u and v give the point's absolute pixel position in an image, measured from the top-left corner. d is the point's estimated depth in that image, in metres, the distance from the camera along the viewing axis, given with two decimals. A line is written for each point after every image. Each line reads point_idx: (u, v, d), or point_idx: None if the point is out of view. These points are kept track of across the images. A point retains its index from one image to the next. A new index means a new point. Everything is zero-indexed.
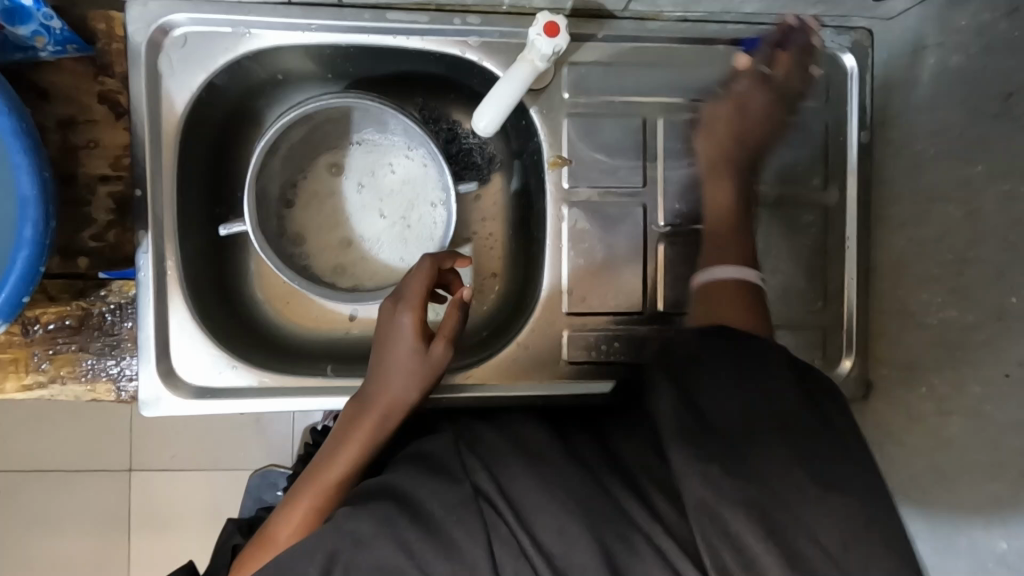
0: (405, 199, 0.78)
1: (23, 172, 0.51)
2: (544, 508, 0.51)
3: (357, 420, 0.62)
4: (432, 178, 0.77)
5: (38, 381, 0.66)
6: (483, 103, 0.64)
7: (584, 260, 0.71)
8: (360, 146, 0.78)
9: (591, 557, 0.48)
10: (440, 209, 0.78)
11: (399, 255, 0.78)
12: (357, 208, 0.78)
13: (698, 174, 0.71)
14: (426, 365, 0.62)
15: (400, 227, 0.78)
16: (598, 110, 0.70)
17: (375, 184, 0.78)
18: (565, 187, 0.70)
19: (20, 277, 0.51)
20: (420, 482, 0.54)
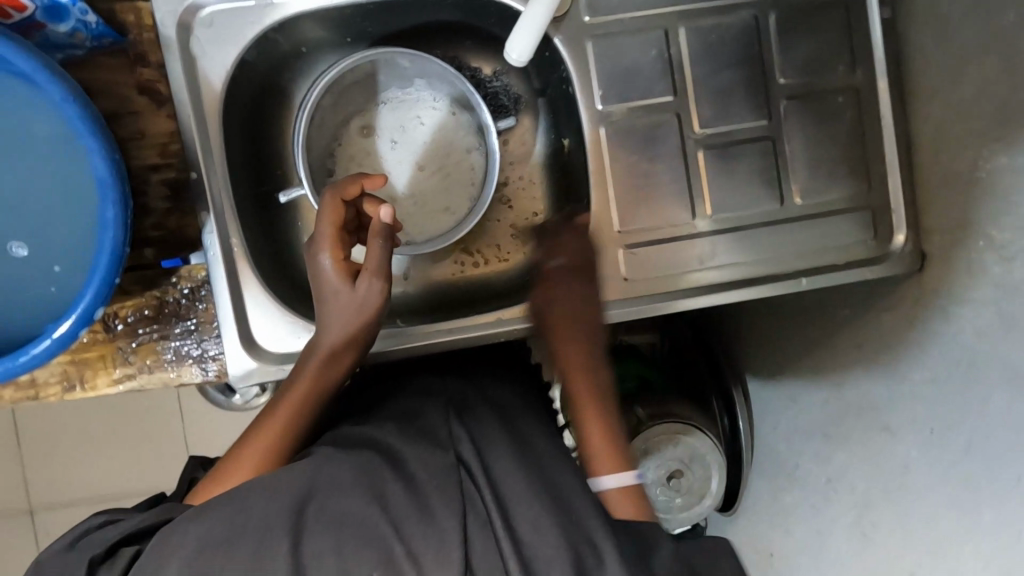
0: (440, 147, 0.80)
1: (97, 155, 0.53)
2: (524, 500, 0.55)
3: (312, 354, 0.64)
4: (464, 126, 0.80)
5: (127, 374, 0.68)
6: (513, 32, 0.64)
7: (627, 178, 0.72)
8: (388, 104, 0.80)
9: (560, 546, 0.52)
10: (477, 151, 0.81)
11: (445, 203, 0.80)
12: (394, 165, 0.80)
13: (725, 76, 0.72)
14: (357, 302, 0.63)
15: (440, 176, 0.80)
16: (620, 28, 0.71)
17: (408, 140, 0.80)
18: (599, 109, 0.71)
19: (110, 256, 0.54)
20: (407, 444, 0.58)
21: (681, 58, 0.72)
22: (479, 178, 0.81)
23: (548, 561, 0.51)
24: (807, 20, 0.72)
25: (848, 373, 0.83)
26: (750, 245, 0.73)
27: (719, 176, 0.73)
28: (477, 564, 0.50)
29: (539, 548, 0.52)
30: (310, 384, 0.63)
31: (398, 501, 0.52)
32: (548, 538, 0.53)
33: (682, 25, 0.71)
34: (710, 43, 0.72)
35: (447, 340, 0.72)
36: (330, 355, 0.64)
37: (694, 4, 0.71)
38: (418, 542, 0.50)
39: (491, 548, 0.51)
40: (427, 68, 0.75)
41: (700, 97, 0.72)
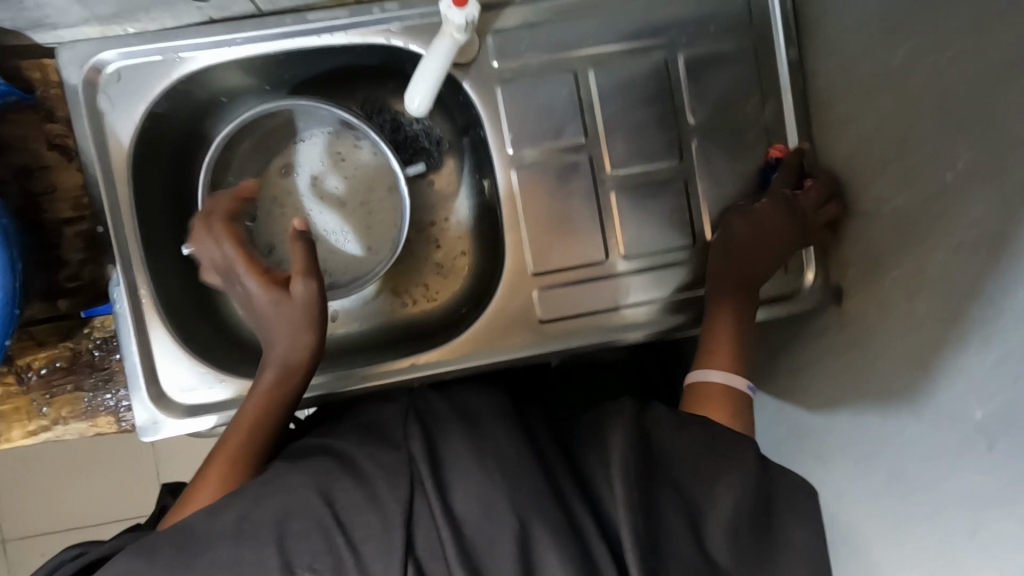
0: (361, 186, 0.81)
1: None
2: (477, 483, 0.50)
3: (270, 367, 0.64)
4: (384, 164, 0.81)
5: (42, 426, 0.69)
6: (411, 84, 0.65)
7: (540, 218, 0.72)
8: (311, 144, 0.80)
9: (508, 524, 0.48)
10: (398, 189, 0.81)
11: (365, 242, 0.81)
12: (313, 202, 0.80)
13: (637, 117, 0.72)
14: (292, 304, 0.63)
15: (360, 215, 0.81)
16: (529, 72, 0.71)
17: (328, 174, 0.80)
18: (509, 153, 0.72)
19: (0, 320, 0.55)
20: (361, 446, 0.55)
21: (592, 100, 0.72)
22: (400, 215, 0.81)
23: (494, 541, 0.47)
24: (715, 61, 0.73)
25: (787, 402, 0.82)
26: (663, 285, 0.74)
27: (632, 216, 0.73)
28: (418, 556, 0.47)
29: (486, 525, 0.48)
30: (269, 396, 0.63)
31: (341, 492, 0.51)
32: (496, 514, 0.49)
33: (593, 68, 0.72)
34: (620, 84, 0.72)
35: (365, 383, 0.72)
36: (284, 371, 0.64)
37: (603, 48, 0.72)
38: (358, 536, 0.48)
39: (435, 542, 0.48)
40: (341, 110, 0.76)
41: (613, 138, 0.72)
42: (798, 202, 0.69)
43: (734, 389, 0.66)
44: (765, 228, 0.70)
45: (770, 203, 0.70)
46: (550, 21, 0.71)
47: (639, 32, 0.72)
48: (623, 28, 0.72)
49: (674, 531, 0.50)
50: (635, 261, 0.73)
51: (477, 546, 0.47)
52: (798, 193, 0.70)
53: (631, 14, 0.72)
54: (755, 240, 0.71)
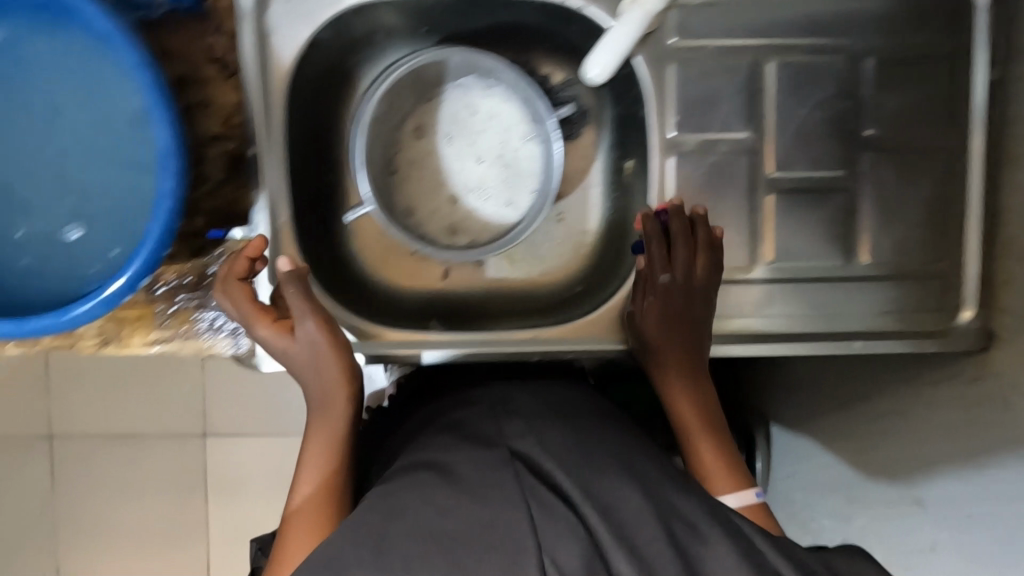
0: (493, 141, 0.79)
1: (161, 127, 0.52)
2: (595, 474, 0.54)
3: (328, 407, 0.65)
4: (514, 117, 0.78)
5: (162, 336, 0.69)
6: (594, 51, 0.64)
7: (687, 211, 0.69)
8: (445, 96, 0.78)
9: (646, 516, 0.50)
10: (531, 142, 0.78)
11: (506, 197, 0.79)
12: (454, 160, 0.79)
13: (812, 119, 0.68)
14: (314, 347, 0.63)
15: (494, 170, 0.79)
16: (705, 54, 0.67)
17: (464, 133, 0.79)
18: (669, 137, 0.68)
19: (162, 228, 0.53)
20: (453, 449, 0.58)
21: (766, 94, 0.68)
22: (535, 171, 0.79)
23: (635, 513, 0.50)
24: (905, 71, 0.68)
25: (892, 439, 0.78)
26: (803, 299, 0.70)
27: (785, 222, 0.69)
28: (552, 550, 0.47)
29: (617, 513, 0.51)
30: (335, 428, 0.65)
31: (449, 502, 0.50)
32: (622, 499, 0.52)
33: (774, 60, 0.67)
34: (800, 81, 0.68)
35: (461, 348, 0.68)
36: (343, 380, 0.64)
37: (790, 39, 0.67)
38: (504, 540, 0.47)
39: (562, 519, 0.48)
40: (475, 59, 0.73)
41: (781, 138, 0.68)
42: (693, 281, 0.67)
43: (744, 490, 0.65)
44: (674, 314, 0.67)
45: (663, 289, 0.68)
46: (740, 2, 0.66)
47: (831, 28, 0.67)
48: (815, 20, 0.67)
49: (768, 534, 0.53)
50: (780, 271, 0.70)
51: (624, 532, 0.49)
52: (675, 271, 0.67)
53: (827, 7, 0.67)
54: (677, 313, 0.67)
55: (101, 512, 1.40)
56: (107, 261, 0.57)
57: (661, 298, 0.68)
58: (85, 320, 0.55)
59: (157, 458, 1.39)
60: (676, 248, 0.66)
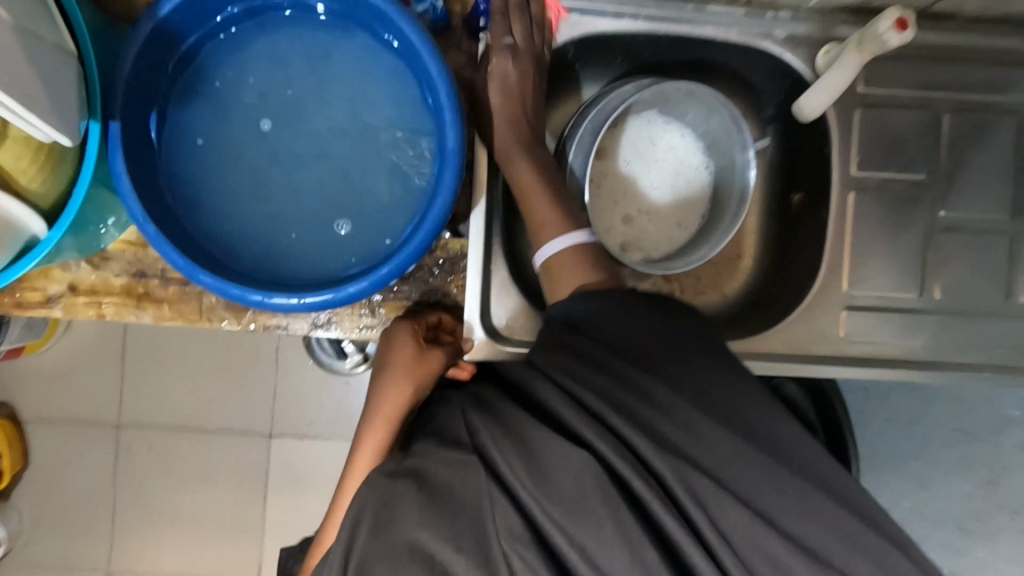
0: (668, 168, 0.83)
1: (452, 129, 0.57)
2: (530, 447, 0.55)
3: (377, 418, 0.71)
4: (690, 148, 0.83)
5: (371, 322, 0.74)
6: (808, 91, 0.73)
7: (859, 241, 0.75)
8: (627, 122, 0.82)
9: (582, 486, 0.51)
10: (704, 172, 0.83)
11: (677, 221, 0.83)
12: (631, 183, 0.82)
13: (979, 167, 0.75)
14: (421, 362, 0.69)
15: (670, 195, 0.83)
16: (888, 102, 0.74)
17: (641, 157, 0.83)
18: (852, 173, 0.75)
19: (438, 216, 0.58)
20: (433, 458, 0.57)
21: (940, 142, 0.75)
22: (707, 197, 0.83)
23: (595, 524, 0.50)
24: None
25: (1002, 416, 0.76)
26: (962, 332, 0.75)
27: (951, 259, 0.75)
28: (503, 530, 0.52)
29: (549, 481, 0.52)
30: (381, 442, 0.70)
31: (424, 521, 0.52)
32: (555, 474, 0.53)
33: (949, 113, 0.75)
34: (971, 132, 0.75)
35: None
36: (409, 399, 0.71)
37: (964, 96, 0.75)
38: (471, 528, 0.52)
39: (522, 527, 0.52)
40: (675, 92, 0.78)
41: (951, 182, 0.75)
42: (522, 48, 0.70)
43: (579, 244, 0.68)
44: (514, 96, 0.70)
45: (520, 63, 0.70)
46: (923, 59, 0.74)
47: (1000, 88, 0.75)
48: (988, 82, 0.75)
49: (686, 433, 0.53)
50: (943, 303, 0.75)
51: (558, 516, 0.51)
52: (513, 42, 0.70)
53: (1002, 71, 0.74)
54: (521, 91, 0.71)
55: (179, 499, 1.41)
56: (372, 245, 0.61)
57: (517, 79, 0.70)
58: (353, 298, 0.58)
59: (243, 449, 1.41)
60: (511, 23, 0.70)
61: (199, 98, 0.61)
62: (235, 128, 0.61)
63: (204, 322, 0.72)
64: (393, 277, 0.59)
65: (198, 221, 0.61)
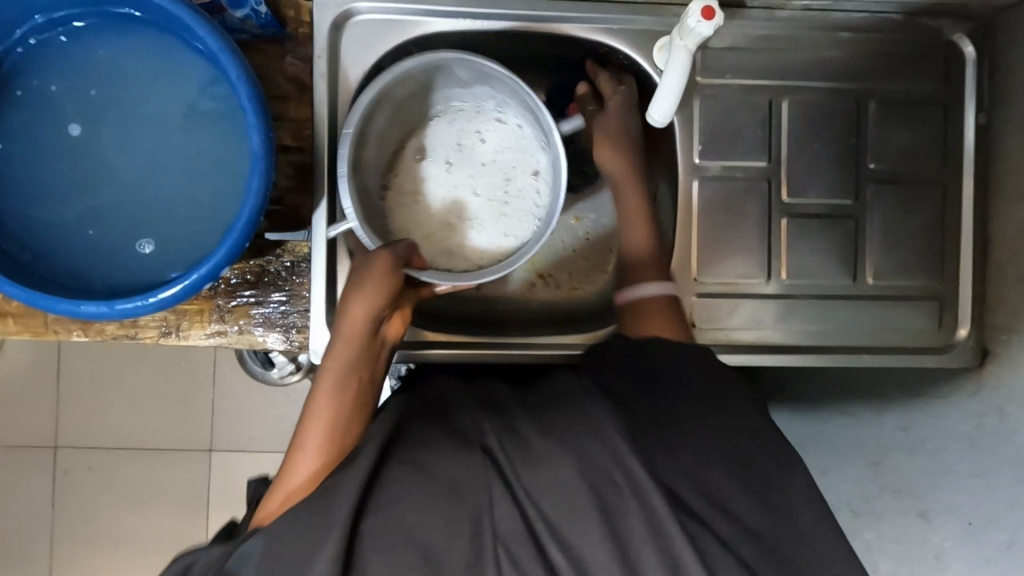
0: (502, 172, 0.77)
1: (256, 131, 0.58)
2: (545, 458, 0.51)
3: (336, 349, 0.59)
4: (523, 148, 0.77)
5: (220, 329, 0.73)
6: (654, 98, 0.72)
7: (707, 229, 0.76)
8: (445, 119, 0.77)
9: (585, 500, 0.48)
10: (542, 177, 0.77)
11: (503, 231, 0.76)
12: (449, 184, 0.77)
13: (819, 154, 0.76)
14: (380, 274, 0.60)
15: (498, 200, 0.77)
16: (726, 92, 0.75)
17: (465, 158, 0.77)
18: (694, 162, 0.76)
19: (247, 221, 0.58)
20: (435, 445, 0.53)
21: (779, 130, 0.76)
22: (543, 204, 0.77)
23: (589, 540, 0.47)
24: (904, 115, 0.77)
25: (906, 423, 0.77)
26: (814, 316, 0.76)
27: (798, 243, 0.76)
28: (503, 531, 0.48)
29: (553, 492, 0.49)
30: (342, 373, 0.58)
31: (423, 501, 0.48)
32: (563, 485, 0.49)
33: (787, 100, 0.76)
34: (809, 119, 0.76)
35: (470, 351, 0.73)
36: (355, 403, 0.59)
37: (801, 82, 0.76)
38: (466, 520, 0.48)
39: (525, 538, 0.48)
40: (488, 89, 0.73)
41: (795, 168, 0.76)
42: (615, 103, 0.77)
43: (671, 295, 0.72)
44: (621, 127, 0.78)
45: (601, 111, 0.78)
46: (757, 49, 0.75)
47: (835, 74, 0.76)
48: (824, 68, 0.76)
49: (713, 460, 0.53)
50: (793, 286, 0.76)
51: (559, 524, 0.48)
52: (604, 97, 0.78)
53: (833, 57, 0.76)
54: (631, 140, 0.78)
55: None
56: (190, 251, 0.61)
57: (606, 125, 0.77)
58: (166, 305, 0.59)
59: None
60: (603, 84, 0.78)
61: (10, 110, 0.60)
62: (47, 137, 0.61)
63: (51, 334, 0.72)
64: (208, 282, 0.59)
65: (17, 235, 0.60)
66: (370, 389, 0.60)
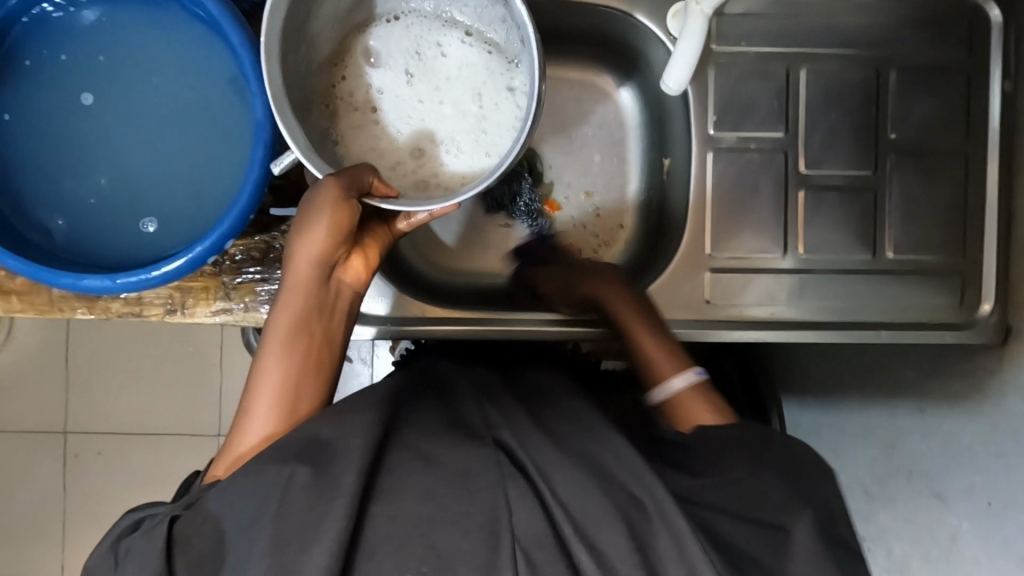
0: (470, 85, 0.65)
1: (259, 100, 0.57)
2: (554, 459, 0.51)
3: (290, 284, 0.57)
4: (493, 56, 0.65)
5: (225, 307, 0.72)
6: (669, 65, 0.70)
7: (720, 203, 0.74)
8: (405, 27, 0.65)
9: (606, 504, 0.47)
10: (519, 89, 0.65)
11: (483, 151, 0.64)
12: (408, 103, 0.64)
13: (837, 124, 0.74)
14: (321, 205, 0.53)
15: (473, 118, 0.64)
16: (742, 61, 0.73)
17: (426, 72, 0.65)
18: (709, 134, 0.74)
19: (250, 192, 0.56)
20: (439, 438, 0.52)
21: (796, 100, 0.74)
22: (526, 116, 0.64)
23: (614, 541, 0.45)
24: (927, 83, 0.74)
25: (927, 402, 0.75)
26: (831, 291, 0.74)
27: (816, 217, 0.74)
28: (522, 535, 0.45)
29: (575, 491, 0.48)
30: (296, 311, 0.56)
31: (432, 485, 0.47)
32: (582, 485, 0.49)
33: (805, 68, 0.74)
34: (827, 89, 0.74)
35: (476, 326, 0.71)
36: (306, 352, 0.56)
37: (819, 50, 0.74)
38: (483, 518, 0.45)
39: (550, 541, 0.45)
40: None
41: (811, 139, 0.74)
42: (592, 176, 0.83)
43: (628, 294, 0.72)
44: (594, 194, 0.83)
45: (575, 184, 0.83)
46: (774, 15, 0.73)
47: (856, 41, 0.74)
48: (844, 35, 0.73)
49: (728, 472, 0.53)
50: (810, 262, 0.74)
51: (585, 523, 0.46)
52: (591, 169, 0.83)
53: (852, 24, 0.73)
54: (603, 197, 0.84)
55: None
56: (195, 225, 0.60)
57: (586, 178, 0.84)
58: (169, 279, 0.57)
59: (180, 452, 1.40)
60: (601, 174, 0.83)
61: (12, 80, 0.59)
62: (50, 109, 0.60)
63: (56, 312, 0.71)
64: (211, 256, 0.57)
65: (24, 209, 0.60)
66: (324, 339, 0.57)
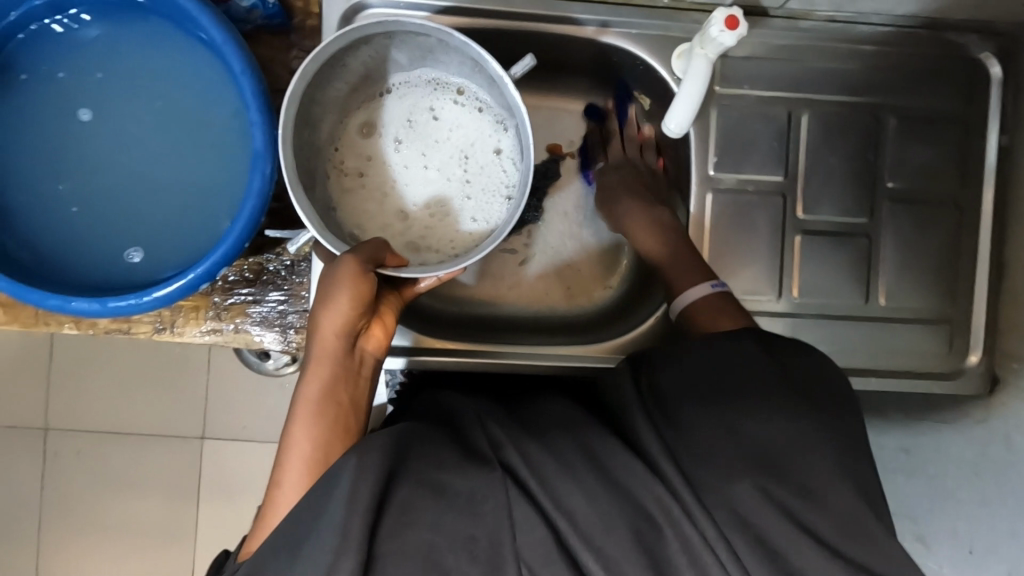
0: (459, 149, 0.67)
1: (259, 128, 0.56)
2: (563, 478, 0.50)
3: (316, 357, 0.57)
4: (483, 118, 0.66)
5: (215, 327, 0.71)
6: (673, 104, 0.70)
7: (718, 242, 0.74)
8: (394, 92, 0.66)
9: (621, 518, 0.48)
10: (507, 152, 0.66)
11: (471, 214, 0.66)
12: (400, 165, 0.66)
13: (836, 168, 0.74)
14: (348, 284, 0.54)
15: (460, 181, 0.66)
16: (744, 102, 0.73)
17: (416, 134, 0.66)
18: (709, 173, 0.74)
19: (246, 221, 0.56)
20: (446, 467, 0.51)
21: (796, 143, 0.74)
22: (514, 181, 0.66)
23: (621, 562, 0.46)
24: (925, 132, 0.75)
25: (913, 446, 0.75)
26: (824, 334, 0.75)
27: (812, 260, 0.74)
28: (528, 554, 0.47)
29: (588, 509, 0.48)
30: (324, 384, 0.57)
31: (435, 518, 0.47)
32: (595, 499, 0.49)
33: (806, 113, 0.74)
34: (827, 134, 0.74)
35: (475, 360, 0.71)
36: (336, 422, 0.57)
37: (821, 96, 0.74)
38: (486, 539, 0.47)
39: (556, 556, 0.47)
40: (439, 52, 0.62)
41: (810, 181, 0.74)
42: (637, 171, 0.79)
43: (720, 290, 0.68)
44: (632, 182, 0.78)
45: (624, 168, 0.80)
46: (778, 58, 0.73)
47: (857, 89, 0.74)
48: (846, 83, 0.74)
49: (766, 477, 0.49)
50: (803, 305, 0.74)
51: (597, 539, 0.47)
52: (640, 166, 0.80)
53: (854, 71, 0.74)
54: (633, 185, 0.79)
55: None
56: (189, 250, 0.59)
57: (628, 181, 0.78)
58: (159, 305, 0.56)
59: None
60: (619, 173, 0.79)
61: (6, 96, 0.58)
62: (48, 125, 0.59)
63: (41, 327, 0.70)
64: (205, 283, 0.56)
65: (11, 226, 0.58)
66: (351, 406, 0.58)
